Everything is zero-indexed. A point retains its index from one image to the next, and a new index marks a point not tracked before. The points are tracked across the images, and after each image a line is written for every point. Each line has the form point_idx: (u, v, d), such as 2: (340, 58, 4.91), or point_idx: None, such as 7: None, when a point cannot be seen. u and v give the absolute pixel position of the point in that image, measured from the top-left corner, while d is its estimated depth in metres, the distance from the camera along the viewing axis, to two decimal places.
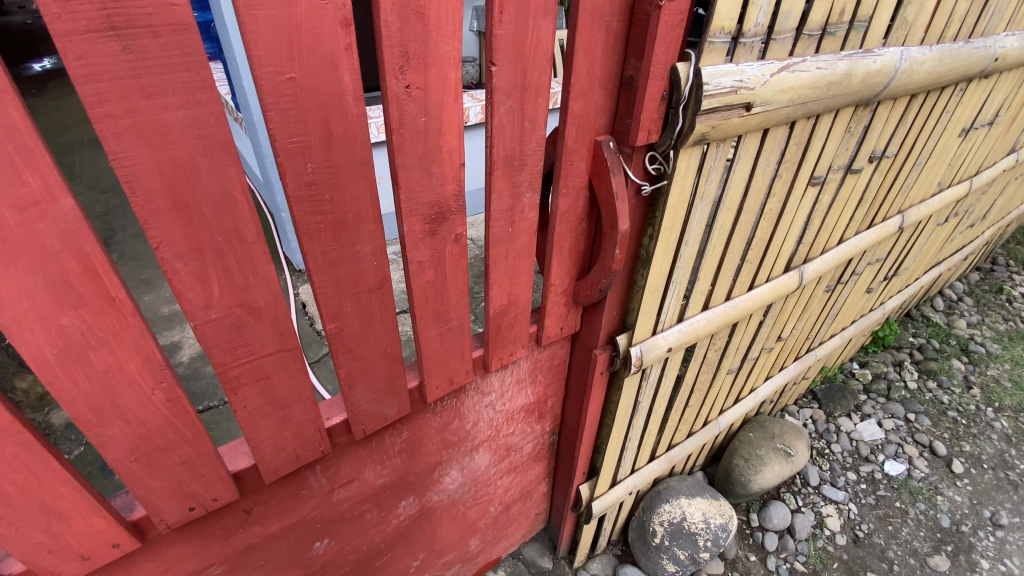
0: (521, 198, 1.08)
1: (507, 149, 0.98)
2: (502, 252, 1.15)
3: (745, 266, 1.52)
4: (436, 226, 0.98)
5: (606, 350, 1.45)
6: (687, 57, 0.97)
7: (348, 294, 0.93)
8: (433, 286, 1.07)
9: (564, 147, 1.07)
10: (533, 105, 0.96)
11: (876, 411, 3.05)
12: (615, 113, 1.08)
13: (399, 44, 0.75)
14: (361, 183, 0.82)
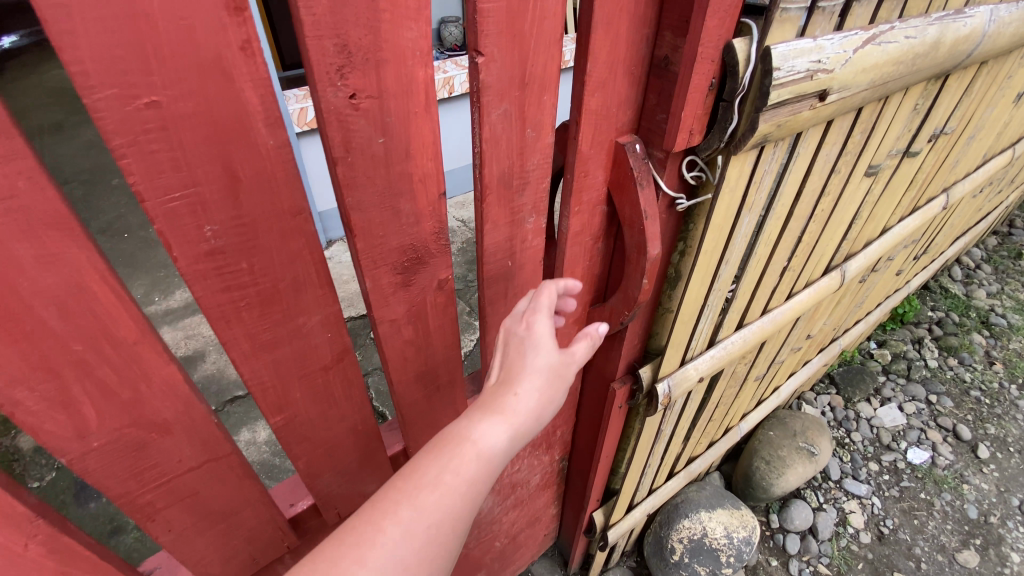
0: (523, 224, 0.83)
1: (503, 167, 0.72)
2: (501, 290, 0.90)
3: (786, 276, 1.28)
4: (411, 276, 0.73)
5: (626, 382, 1.22)
6: (747, 30, 0.71)
7: (294, 377, 0.69)
8: (415, 345, 0.82)
9: (578, 153, 0.81)
10: (538, 105, 0.69)
11: (896, 394, 2.88)
12: (645, 106, 0.82)
13: (336, 32, 0.49)
14: (295, 239, 0.57)
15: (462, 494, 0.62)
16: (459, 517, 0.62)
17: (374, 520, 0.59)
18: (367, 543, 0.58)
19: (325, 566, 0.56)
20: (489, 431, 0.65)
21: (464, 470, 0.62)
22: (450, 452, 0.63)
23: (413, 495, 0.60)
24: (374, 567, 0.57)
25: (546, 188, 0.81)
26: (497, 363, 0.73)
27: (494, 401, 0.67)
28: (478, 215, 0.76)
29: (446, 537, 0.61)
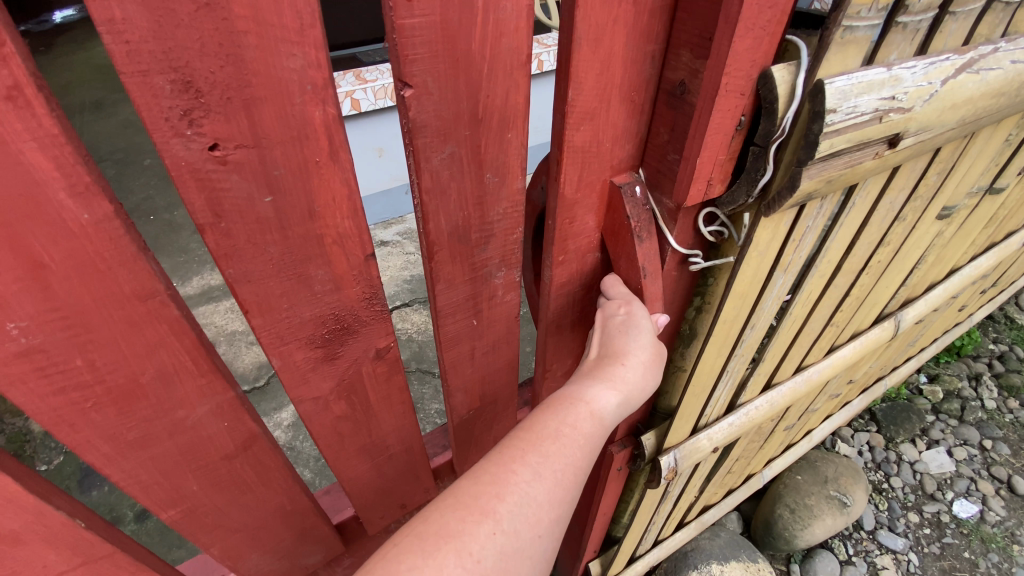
0: (489, 279, 0.67)
1: (456, 220, 0.57)
2: (466, 350, 0.75)
3: (828, 331, 1.09)
4: (336, 349, 0.58)
5: (626, 446, 1.06)
6: (795, 52, 0.54)
7: (179, 474, 0.56)
8: (352, 420, 0.68)
9: (562, 195, 0.65)
10: (499, 145, 0.54)
11: (945, 437, 2.43)
12: (655, 143, 0.64)
13: (172, 65, 0.35)
14: (150, 327, 0.44)
15: (581, 450, 0.59)
16: (580, 471, 0.59)
17: (503, 463, 0.56)
18: (502, 481, 0.54)
19: (459, 505, 0.52)
20: (602, 394, 0.63)
21: (581, 426, 0.60)
22: (567, 407, 0.61)
23: (538, 443, 0.58)
24: (509, 507, 0.53)
25: (519, 239, 0.65)
26: (591, 338, 0.70)
27: (601, 369, 0.65)
28: (427, 275, 0.61)
29: (568, 490, 0.58)
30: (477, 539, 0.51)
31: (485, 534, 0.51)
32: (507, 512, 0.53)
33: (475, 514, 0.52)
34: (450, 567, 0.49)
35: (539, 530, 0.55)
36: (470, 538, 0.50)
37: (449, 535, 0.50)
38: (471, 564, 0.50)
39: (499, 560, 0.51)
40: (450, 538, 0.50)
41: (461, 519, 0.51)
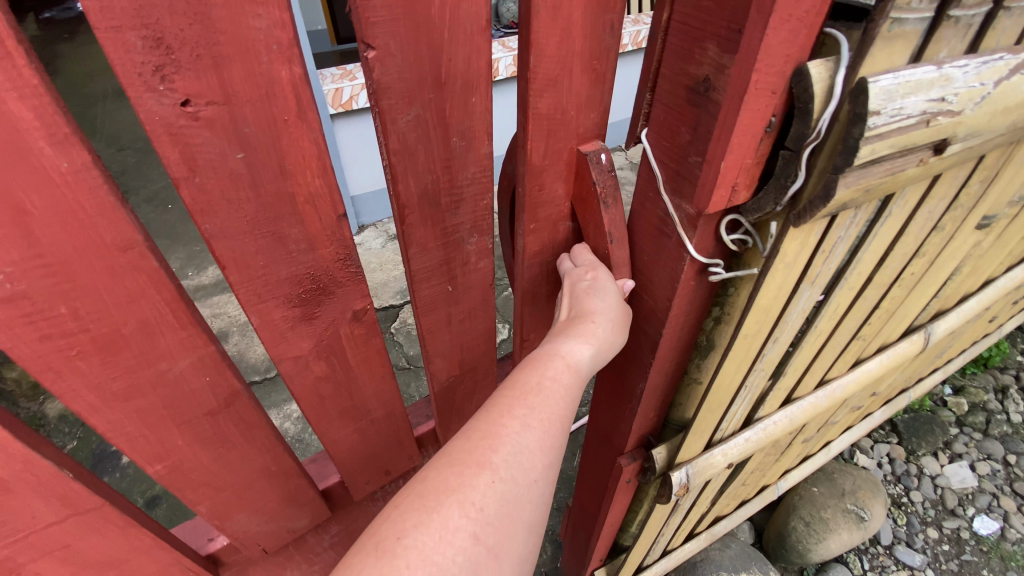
0: (461, 245, 0.69)
1: (423, 182, 0.59)
2: (443, 317, 0.77)
3: (854, 343, 1.09)
4: (313, 309, 0.61)
5: (636, 458, 1.04)
6: (834, 46, 0.48)
7: (165, 426, 0.59)
8: (333, 382, 0.71)
9: (529, 163, 0.67)
10: (462, 108, 0.56)
11: (969, 451, 2.01)
12: (675, 144, 0.58)
13: (143, 22, 0.37)
14: (130, 278, 0.46)
15: (563, 398, 0.60)
16: (565, 418, 0.60)
17: (492, 418, 0.56)
18: (494, 435, 0.54)
19: (455, 461, 0.52)
20: (576, 346, 0.65)
21: (561, 377, 0.62)
22: (546, 362, 0.63)
23: (523, 396, 0.58)
24: (504, 457, 0.53)
25: (489, 205, 0.67)
26: (560, 305, 0.73)
27: (573, 327, 0.67)
28: (399, 238, 0.64)
29: (558, 436, 0.58)
30: (477, 489, 0.50)
31: (485, 484, 0.51)
32: (503, 460, 0.53)
33: (472, 466, 0.52)
34: (455, 519, 0.48)
35: (536, 476, 0.55)
36: (471, 489, 0.50)
37: (449, 489, 0.50)
38: (475, 514, 0.49)
39: (501, 508, 0.51)
40: (451, 492, 0.50)
41: (460, 472, 0.51)
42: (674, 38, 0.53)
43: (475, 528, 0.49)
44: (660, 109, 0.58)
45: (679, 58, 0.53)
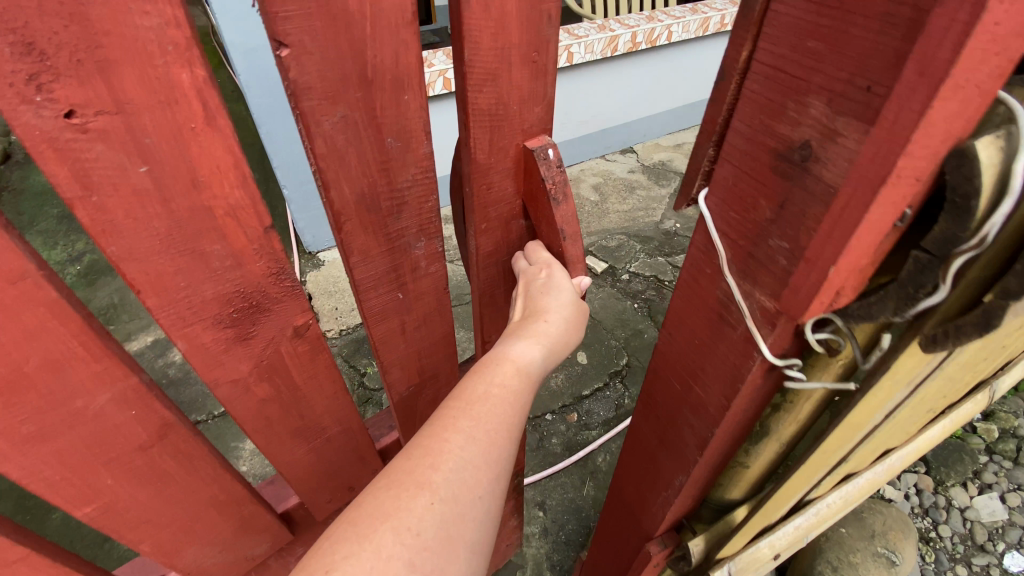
0: (408, 251, 0.61)
1: (357, 188, 0.51)
2: (395, 326, 0.69)
3: (930, 415, 0.97)
4: (248, 328, 0.57)
5: (666, 544, 0.86)
6: (1007, 117, 0.35)
7: (91, 467, 0.55)
8: (278, 403, 0.66)
9: (474, 162, 0.61)
10: (395, 107, 0.49)
11: (1002, 481, 1.67)
12: (750, 218, 0.45)
13: (7, 26, 0.33)
14: (27, 312, 0.42)
15: (511, 403, 0.56)
16: (514, 425, 0.56)
17: (434, 433, 0.52)
18: (435, 451, 0.51)
19: (393, 481, 0.49)
20: (524, 348, 0.61)
21: (510, 383, 0.57)
22: (493, 367, 0.58)
23: (469, 407, 0.54)
24: (445, 474, 0.50)
25: (436, 207, 0.59)
26: (515, 306, 0.70)
27: (523, 327, 0.64)
28: (338, 247, 0.55)
29: (506, 445, 0.54)
30: (414, 513, 0.47)
31: (423, 506, 0.48)
32: (442, 478, 0.49)
33: (409, 487, 0.48)
34: (388, 546, 0.45)
35: (480, 491, 0.51)
36: (407, 513, 0.47)
37: (384, 513, 0.46)
38: (412, 539, 0.46)
39: (440, 529, 0.48)
40: (386, 517, 0.46)
41: (397, 495, 0.48)
42: (757, 88, 0.41)
43: (412, 556, 0.45)
44: (728, 172, 0.46)
45: (765, 113, 0.41)
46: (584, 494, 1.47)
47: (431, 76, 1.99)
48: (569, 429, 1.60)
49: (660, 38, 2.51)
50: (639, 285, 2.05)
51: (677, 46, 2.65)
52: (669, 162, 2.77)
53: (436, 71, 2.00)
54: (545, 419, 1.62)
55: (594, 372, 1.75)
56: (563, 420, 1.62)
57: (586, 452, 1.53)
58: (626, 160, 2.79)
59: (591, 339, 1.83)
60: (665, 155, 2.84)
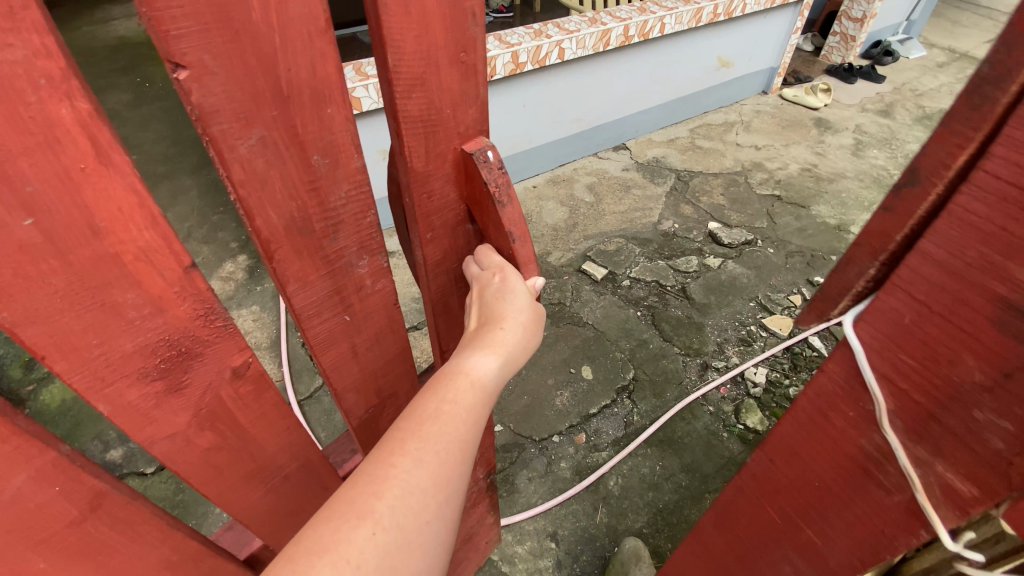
0: (350, 271, 0.54)
1: (282, 213, 0.46)
2: (345, 350, 0.61)
3: None
4: (180, 378, 0.51)
5: None
6: None
7: (15, 554, 0.49)
8: (227, 451, 0.61)
9: (412, 170, 0.49)
10: (317, 121, 0.44)
11: None
12: (937, 370, 0.42)
13: None
14: None
15: (463, 422, 0.51)
16: (468, 444, 0.51)
17: (380, 457, 0.48)
18: (382, 478, 0.47)
19: (334, 512, 0.45)
20: (477, 360, 0.54)
21: (461, 401, 0.52)
22: (443, 382, 0.53)
23: (417, 428, 0.50)
24: (390, 503, 0.46)
25: (375, 223, 0.53)
26: (468, 318, 0.60)
27: (477, 336, 0.56)
28: (270, 278, 0.50)
29: (456, 466, 0.50)
30: (354, 545, 0.44)
31: (364, 536, 0.44)
32: (387, 506, 0.46)
33: (350, 518, 0.45)
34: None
35: (427, 515, 0.47)
36: (348, 545, 0.43)
37: (324, 547, 0.43)
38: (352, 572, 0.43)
39: (382, 558, 0.44)
40: (325, 551, 0.43)
41: (337, 528, 0.44)
42: (978, 211, 0.37)
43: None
44: (907, 307, 0.43)
45: (991, 249, 0.37)
46: (598, 522, 1.42)
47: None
48: (578, 452, 1.56)
49: (653, 30, 2.44)
50: (641, 291, 2.03)
51: (670, 40, 2.59)
52: (665, 159, 2.71)
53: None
54: (553, 441, 1.58)
55: (601, 388, 1.71)
56: (571, 442, 1.58)
57: (597, 476, 1.49)
58: (619, 157, 2.73)
59: (597, 354, 1.80)
60: (659, 151, 2.77)
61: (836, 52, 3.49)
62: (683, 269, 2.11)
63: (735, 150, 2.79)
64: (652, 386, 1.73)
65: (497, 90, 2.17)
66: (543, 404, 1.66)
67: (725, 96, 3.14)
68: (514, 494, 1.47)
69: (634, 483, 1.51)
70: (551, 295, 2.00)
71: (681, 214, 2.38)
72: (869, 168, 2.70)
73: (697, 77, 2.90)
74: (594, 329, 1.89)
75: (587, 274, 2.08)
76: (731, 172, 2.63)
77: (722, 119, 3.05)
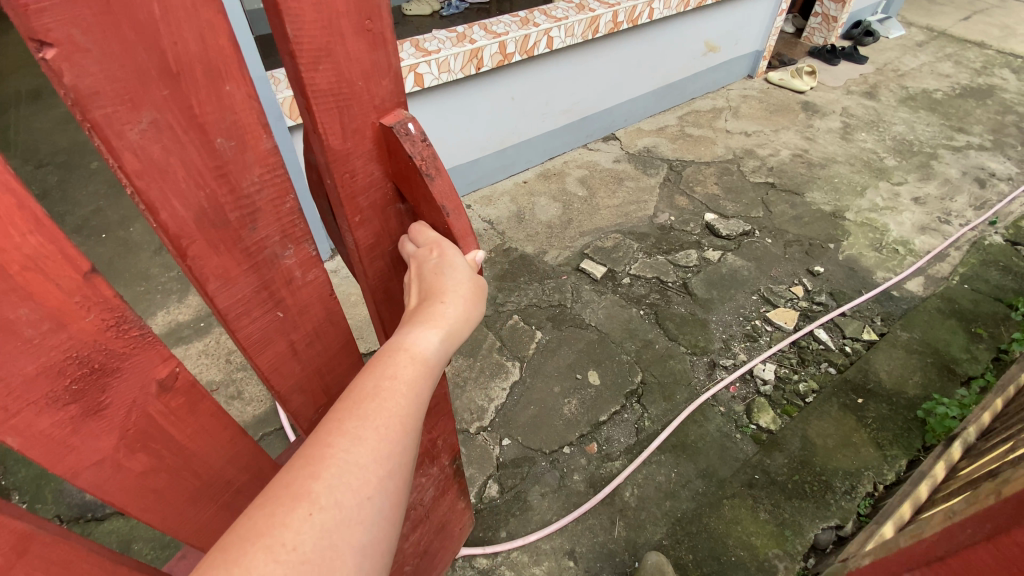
0: (275, 263, 0.50)
1: (187, 203, 0.42)
2: (283, 349, 0.57)
3: None
4: (97, 398, 0.46)
5: None
6: None
7: None
8: (165, 472, 0.56)
9: (328, 149, 0.45)
10: (215, 100, 0.40)
11: None
12: None
13: None
14: None
15: (404, 396, 0.48)
16: (409, 419, 0.48)
17: (317, 438, 0.45)
18: (318, 458, 0.43)
19: (267, 497, 0.42)
20: (417, 335, 0.51)
21: (402, 375, 0.49)
22: (382, 357, 0.50)
23: (354, 406, 0.46)
24: (328, 482, 0.43)
25: (297, 208, 0.49)
26: (408, 295, 0.56)
27: (417, 311, 0.53)
28: (186, 277, 0.45)
29: (399, 439, 0.47)
30: (289, 529, 0.40)
31: (300, 518, 0.41)
32: (324, 485, 0.42)
33: (284, 500, 0.41)
34: (258, 568, 0.38)
35: (369, 490, 0.44)
36: (282, 528, 0.40)
37: (257, 533, 0.40)
38: (287, 555, 0.39)
39: (322, 540, 0.41)
40: (257, 536, 0.39)
41: (271, 512, 0.41)
42: None
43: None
44: None
45: None
46: (616, 537, 1.37)
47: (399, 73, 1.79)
48: (591, 463, 1.51)
49: (641, 16, 2.41)
50: (642, 289, 2.00)
51: (659, 25, 2.57)
52: (655, 148, 2.69)
53: (405, 67, 1.81)
54: (563, 453, 1.53)
55: (610, 394, 1.67)
56: (583, 453, 1.53)
57: (612, 488, 1.44)
58: (609, 148, 2.70)
59: (603, 358, 1.75)
60: (649, 140, 2.75)
61: (818, 33, 3.53)
62: (683, 264, 2.09)
63: (726, 137, 2.79)
64: (661, 389, 1.69)
65: (486, 82, 2.11)
66: (552, 413, 1.61)
67: (711, 81, 3.13)
68: (528, 512, 1.41)
69: (651, 492, 1.46)
70: (552, 297, 1.95)
71: (676, 206, 2.36)
72: (859, 153, 2.71)
73: (684, 63, 2.88)
74: (598, 330, 1.84)
75: (586, 273, 2.03)
76: (722, 160, 2.61)
77: (710, 105, 3.04)
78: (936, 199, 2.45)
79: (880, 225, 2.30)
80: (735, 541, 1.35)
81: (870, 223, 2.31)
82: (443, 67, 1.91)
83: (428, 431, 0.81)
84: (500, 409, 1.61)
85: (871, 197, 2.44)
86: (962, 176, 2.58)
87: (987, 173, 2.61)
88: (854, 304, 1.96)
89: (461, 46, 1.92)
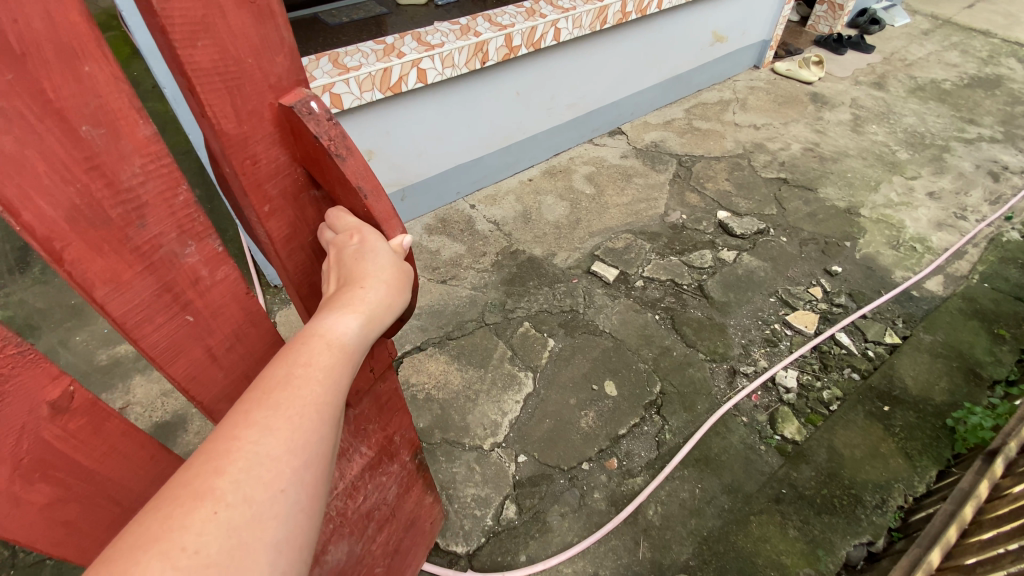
0: (174, 261, 0.46)
1: (53, 196, 0.37)
2: (200, 355, 0.53)
3: None
4: None
5: None
6: None
7: None
8: (77, 492, 0.51)
9: (221, 134, 0.41)
10: (75, 83, 0.36)
11: None
12: None
13: None
14: None
15: (321, 384, 0.43)
16: (327, 408, 0.43)
17: (220, 434, 0.40)
18: (222, 454, 0.38)
19: (160, 501, 0.36)
20: (335, 321, 0.46)
21: (318, 361, 0.44)
22: (296, 345, 0.45)
23: (263, 399, 0.41)
24: (235, 477, 0.37)
25: (194, 200, 0.45)
26: (328, 285, 0.51)
27: (336, 297, 0.48)
28: (67, 283, 0.40)
29: (317, 428, 0.42)
30: (189, 531, 0.34)
31: (202, 518, 0.35)
32: (230, 481, 0.37)
33: (183, 501, 0.36)
34: None
35: (282, 483, 0.39)
36: (180, 531, 0.34)
37: (145, 542, 0.33)
38: (187, 561, 0.33)
39: (229, 540, 0.35)
40: (146, 546, 0.33)
41: (166, 516, 0.35)
42: None
43: None
44: None
45: None
46: (640, 558, 1.28)
47: (402, 69, 1.74)
48: (612, 480, 1.42)
49: (649, 7, 2.36)
50: (656, 292, 1.92)
51: (666, 16, 2.51)
52: (663, 143, 2.62)
53: (407, 62, 1.75)
54: (583, 469, 1.44)
55: (628, 405, 1.58)
56: (603, 469, 1.44)
57: (635, 506, 1.35)
58: (615, 143, 2.65)
59: (619, 366, 1.67)
60: (656, 135, 2.69)
61: (823, 21, 3.44)
62: (697, 264, 2.01)
63: (734, 130, 2.71)
64: (681, 400, 1.60)
65: (492, 78, 2.08)
66: (568, 426, 1.52)
67: (717, 73, 3.06)
68: (547, 534, 1.32)
69: (675, 510, 1.36)
70: (563, 302, 1.88)
71: (687, 203, 2.28)
72: (870, 145, 2.60)
73: (690, 54, 2.81)
74: (613, 336, 1.77)
75: (598, 276, 1.96)
76: (733, 155, 2.53)
77: (717, 97, 2.97)
78: (950, 194, 2.32)
79: (897, 221, 2.18)
80: (765, 560, 1.25)
81: (886, 220, 2.19)
82: (447, 63, 1.86)
83: (381, 427, 0.77)
84: (514, 424, 1.52)
85: (886, 191, 2.33)
86: (976, 169, 2.45)
87: (1001, 166, 2.48)
88: (875, 304, 1.85)
89: (465, 40, 1.87)
